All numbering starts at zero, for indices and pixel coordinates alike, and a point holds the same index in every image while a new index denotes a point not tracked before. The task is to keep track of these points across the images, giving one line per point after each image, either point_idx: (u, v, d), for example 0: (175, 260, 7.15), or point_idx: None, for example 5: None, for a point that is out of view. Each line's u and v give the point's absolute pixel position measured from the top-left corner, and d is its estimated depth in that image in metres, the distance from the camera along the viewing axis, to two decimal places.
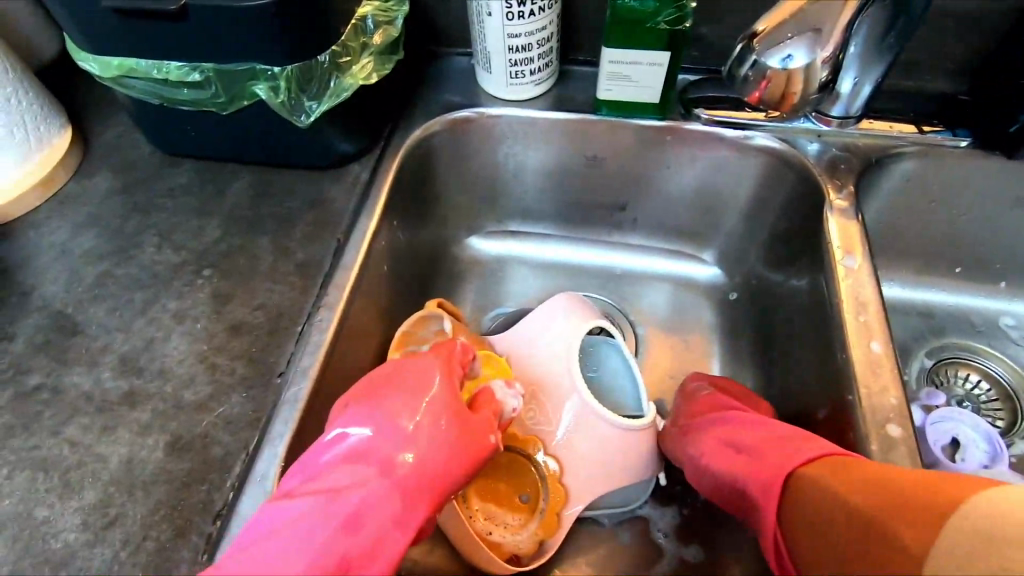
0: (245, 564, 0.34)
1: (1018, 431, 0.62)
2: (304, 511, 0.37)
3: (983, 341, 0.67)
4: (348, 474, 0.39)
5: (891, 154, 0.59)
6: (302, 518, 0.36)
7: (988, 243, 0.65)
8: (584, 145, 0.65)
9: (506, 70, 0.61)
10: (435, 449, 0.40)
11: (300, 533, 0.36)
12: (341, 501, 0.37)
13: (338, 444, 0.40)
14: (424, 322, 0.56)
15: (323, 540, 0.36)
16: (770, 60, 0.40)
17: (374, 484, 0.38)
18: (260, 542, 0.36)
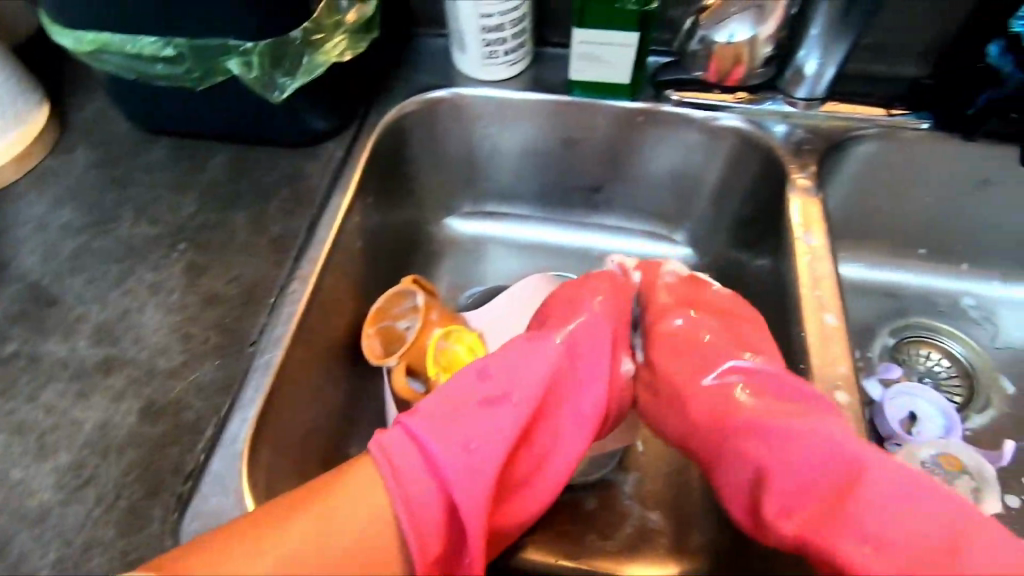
0: (422, 442, 0.42)
1: (974, 406, 0.64)
2: (460, 409, 0.44)
3: (946, 321, 0.69)
4: (511, 369, 0.47)
5: (854, 136, 0.61)
6: (457, 416, 0.44)
7: (950, 225, 0.66)
8: (560, 126, 0.66)
9: (480, 50, 0.62)
10: (597, 352, 0.51)
11: (459, 424, 0.44)
12: (485, 387, 0.46)
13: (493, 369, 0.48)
14: (398, 297, 0.57)
15: (478, 431, 0.44)
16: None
17: (513, 399, 0.46)
18: (440, 428, 0.43)
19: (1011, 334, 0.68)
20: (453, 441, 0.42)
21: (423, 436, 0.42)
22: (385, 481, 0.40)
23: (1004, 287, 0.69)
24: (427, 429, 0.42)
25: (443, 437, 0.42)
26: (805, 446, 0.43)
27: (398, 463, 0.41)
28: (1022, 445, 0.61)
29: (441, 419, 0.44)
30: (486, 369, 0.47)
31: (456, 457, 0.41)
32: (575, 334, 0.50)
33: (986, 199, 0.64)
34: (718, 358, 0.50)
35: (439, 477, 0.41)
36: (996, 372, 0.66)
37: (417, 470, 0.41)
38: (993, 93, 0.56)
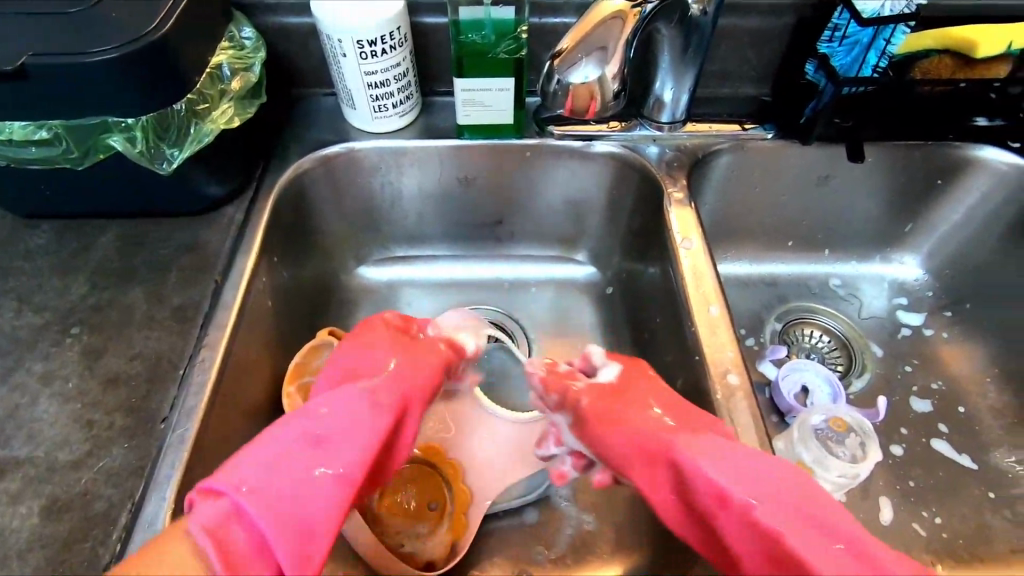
0: (254, 497, 0.34)
1: (853, 371, 0.73)
2: (282, 446, 0.37)
3: (820, 302, 0.78)
4: (341, 421, 0.40)
5: (713, 150, 0.69)
6: (278, 455, 0.37)
7: (808, 218, 0.76)
8: (456, 167, 0.70)
9: (369, 104, 0.64)
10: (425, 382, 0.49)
11: (275, 463, 0.36)
12: (320, 427, 0.39)
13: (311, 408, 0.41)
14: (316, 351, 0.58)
15: (312, 472, 0.37)
16: (572, 80, 0.52)
17: (337, 438, 0.39)
18: (260, 485, 0.35)
19: (873, 305, 0.78)
20: (271, 493, 0.34)
21: (253, 503, 0.34)
22: (208, 559, 0.31)
23: (860, 265, 0.80)
24: (247, 489, 0.34)
25: (269, 500, 0.34)
26: (773, 509, 0.36)
27: (216, 559, 0.31)
28: (894, 399, 0.70)
29: (265, 459, 0.36)
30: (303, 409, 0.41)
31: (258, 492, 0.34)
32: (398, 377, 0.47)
33: (830, 190, 0.74)
34: (644, 416, 0.47)
35: (268, 541, 0.33)
36: (866, 340, 0.75)
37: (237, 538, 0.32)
38: (814, 106, 0.66)
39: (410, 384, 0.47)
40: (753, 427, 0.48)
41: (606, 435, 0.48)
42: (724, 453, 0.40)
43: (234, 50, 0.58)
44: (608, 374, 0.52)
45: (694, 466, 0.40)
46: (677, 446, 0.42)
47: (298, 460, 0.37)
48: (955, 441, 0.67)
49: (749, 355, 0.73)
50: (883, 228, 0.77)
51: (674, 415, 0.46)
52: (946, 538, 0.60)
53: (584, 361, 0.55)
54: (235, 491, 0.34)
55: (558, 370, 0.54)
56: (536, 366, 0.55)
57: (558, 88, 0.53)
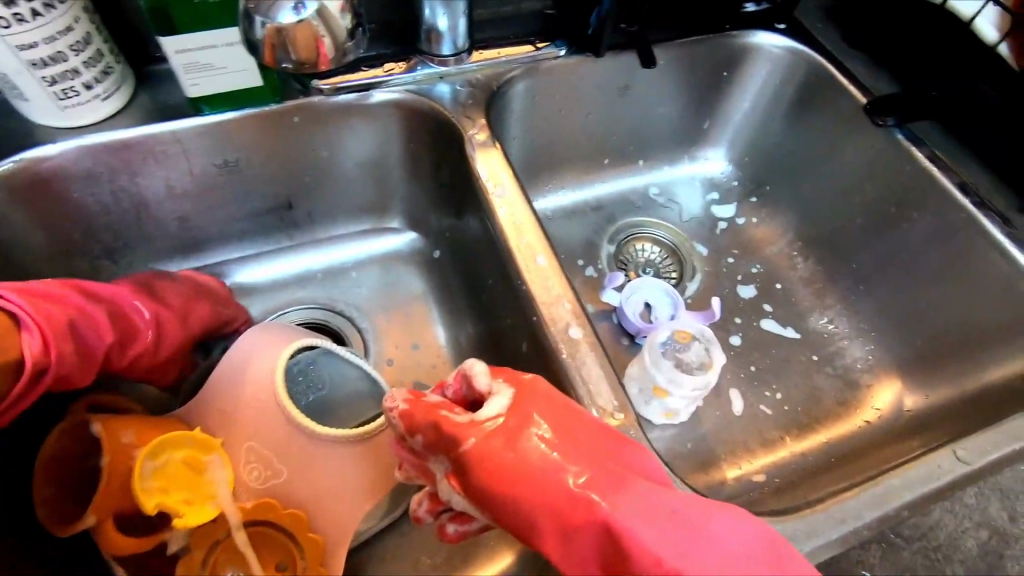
0: (60, 311, 0.41)
1: (686, 275, 0.75)
2: (71, 296, 0.43)
3: (643, 214, 0.78)
4: (101, 318, 0.44)
5: (506, 80, 0.62)
6: (68, 297, 0.43)
7: (617, 132, 0.74)
8: (210, 153, 0.55)
9: (47, 92, 0.47)
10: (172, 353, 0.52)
11: (72, 300, 0.43)
12: (91, 305, 0.44)
13: (78, 304, 0.43)
14: (77, 430, 0.44)
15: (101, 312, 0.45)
16: (282, 18, 0.37)
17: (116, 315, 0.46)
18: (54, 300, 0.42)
19: (689, 206, 0.80)
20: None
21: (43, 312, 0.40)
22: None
23: (674, 168, 0.80)
24: (46, 303, 0.41)
25: (64, 325, 0.41)
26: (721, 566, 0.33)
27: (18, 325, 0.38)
28: (723, 293, 0.73)
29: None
30: (40, 318, 0.39)
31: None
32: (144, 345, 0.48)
33: (631, 100, 0.71)
34: (543, 459, 0.37)
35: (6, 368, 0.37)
36: (692, 242, 0.77)
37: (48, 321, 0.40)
38: (599, 13, 0.61)
39: (142, 351, 0.48)
40: (606, 379, 0.44)
41: (520, 499, 0.36)
42: (661, 511, 0.34)
43: None
44: (490, 405, 0.40)
45: (633, 538, 0.33)
46: (603, 505, 0.35)
47: (74, 320, 0.42)
48: (779, 317, 0.72)
49: (590, 285, 0.72)
50: (684, 129, 0.78)
51: (581, 457, 0.37)
52: (787, 410, 0.65)
53: (462, 381, 0.43)
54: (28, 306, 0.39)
55: (426, 405, 0.41)
56: (396, 401, 0.42)
57: (265, 26, 0.38)
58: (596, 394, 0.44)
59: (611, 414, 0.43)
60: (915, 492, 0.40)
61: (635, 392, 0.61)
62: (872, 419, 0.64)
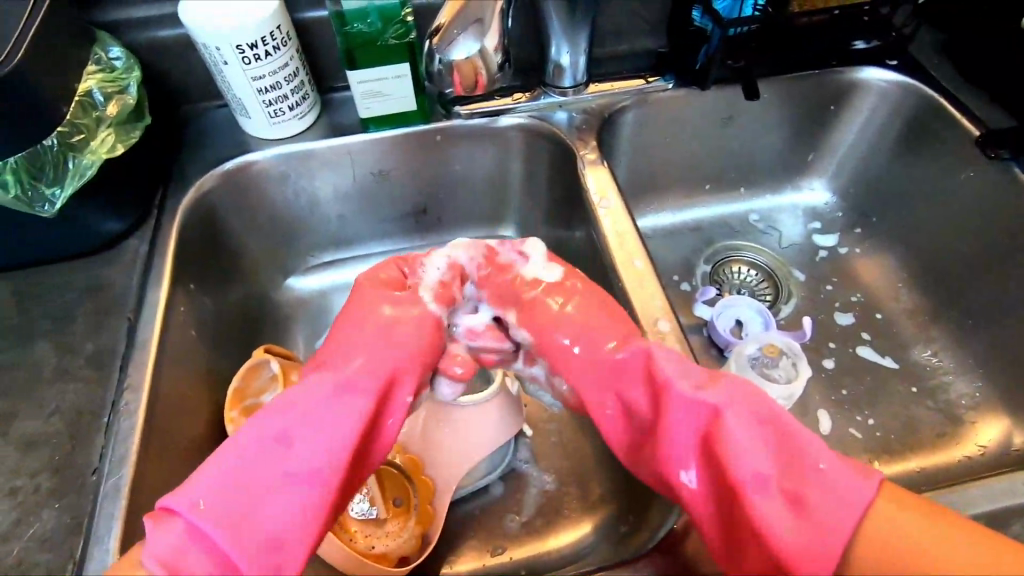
0: (281, 450, 0.41)
1: (781, 298, 0.77)
2: (259, 426, 0.42)
3: (742, 238, 0.82)
4: (307, 419, 0.42)
5: (618, 108, 0.70)
6: (256, 425, 0.42)
7: (720, 158, 0.79)
8: (369, 163, 0.68)
9: (264, 111, 0.62)
10: (408, 346, 0.49)
11: (265, 425, 0.42)
12: (296, 450, 0.41)
13: (268, 423, 0.42)
14: (255, 370, 0.57)
15: (294, 425, 0.42)
16: (454, 54, 0.43)
17: (316, 397, 0.44)
18: (252, 449, 0.41)
19: (790, 233, 0.82)
20: (216, 506, 0.38)
21: (235, 459, 0.40)
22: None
23: (776, 198, 0.83)
24: (249, 445, 0.41)
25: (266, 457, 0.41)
26: (756, 434, 0.40)
27: (254, 487, 0.39)
28: (819, 318, 0.75)
29: (219, 503, 0.38)
30: (264, 476, 0.40)
31: (240, 515, 0.38)
32: (358, 352, 0.48)
33: (736, 130, 0.76)
34: (562, 315, 0.52)
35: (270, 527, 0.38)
36: (790, 267, 0.80)
37: (254, 464, 0.40)
38: (705, 51, 0.67)
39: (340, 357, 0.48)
40: None
41: (555, 334, 0.51)
42: (741, 405, 0.41)
43: (104, 73, 0.54)
44: (557, 301, 0.53)
45: (673, 389, 0.44)
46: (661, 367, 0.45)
47: (264, 447, 0.41)
48: (878, 346, 0.72)
49: (684, 299, 0.76)
50: (788, 159, 0.81)
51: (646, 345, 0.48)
52: (879, 436, 0.65)
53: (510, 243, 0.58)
54: (189, 509, 0.37)
55: (504, 259, 0.56)
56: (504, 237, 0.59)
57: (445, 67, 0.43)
58: None
59: None
60: (989, 505, 0.44)
61: None
62: (971, 454, 0.63)
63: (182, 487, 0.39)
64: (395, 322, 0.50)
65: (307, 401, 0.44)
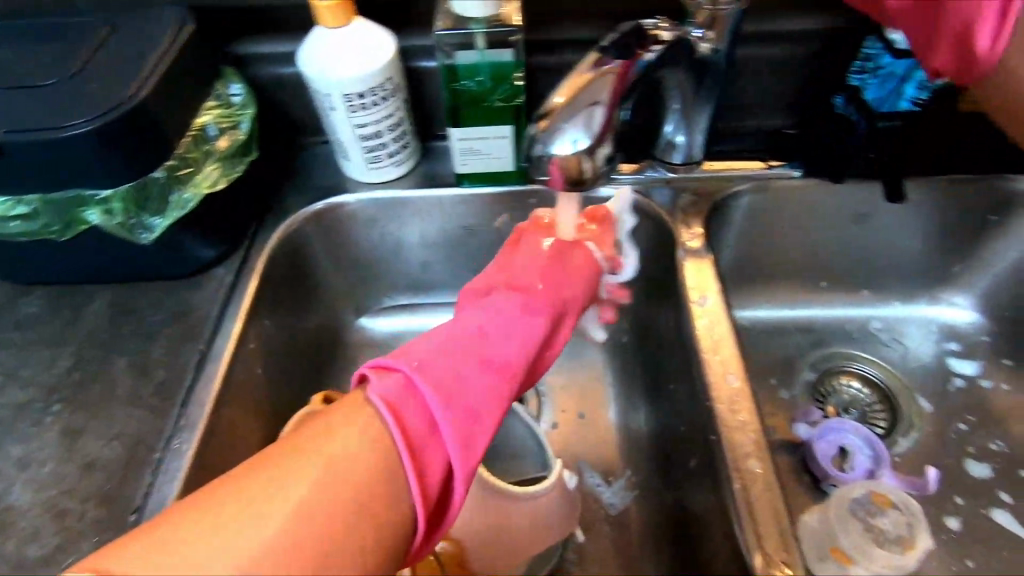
0: (483, 345, 0.41)
1: (898, 429, 0.66)
2: (459, 323, 0.42)
3: (859, 348, 0.72)
4: (502, 321, 0.43)
5: (731, 193, 0.63)
6: (457, 323, 0.42)
7: (845, 255, 0.70)
8: (458, 215, 0.66)
9: (362, 156, 0.62)
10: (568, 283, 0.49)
11: (463, 322, 0.42)
12: (490, 344, 0.41)
13: (469, 326, 0.42)
14: None
15: (493, 328, 0.42)
16: (555, 147, 0.35)
17: (507, 308, 0.44)
18: (455, 340, 0.40)
19: (919, 352, 0.71)
20: (433, 368, 0.37)
21: (438, 340, 0.40)
22: (393, 433, 0.34)
23: (905, 307, 0.73)
24: (447, 333, 0.41)
25: (468, 346, 0.40)
26: None
27: (463, 368, 0.38)
28: (946, 462, 0.63)
29: (433, 365, 0.37)
30: (471, 358, 0.39)
31: (452, 387, 0.37)
32: (536, 282, 0.47)
33: (869, 228, 0.67)
34: None
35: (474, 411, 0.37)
36: (914, 392, 0.68)
37: (461, 349, 0.40)
38: (849, 139, 0.60)
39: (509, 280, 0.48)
40: (776, 522, 0.41)
41: None
42: None
43: (221, 109, 0.56)
44: None
45: None
46: None
47: (462, 337, 0.41)
48: (1019, 513, 0.60)
49: (780, 408, 0.67)
50: (928, 267, 0.70)
51: None
52: None
53: None
54: (408, 365, 0.37)
55: None
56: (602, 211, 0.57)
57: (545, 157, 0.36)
58: (765, 535, 0.41)
59: (778, 565, 0.40)
60: None
61: (809, 550, 0.54)
62: None
63: (394, 356, 0.38)
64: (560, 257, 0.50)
65: (500, 311, 0.44)
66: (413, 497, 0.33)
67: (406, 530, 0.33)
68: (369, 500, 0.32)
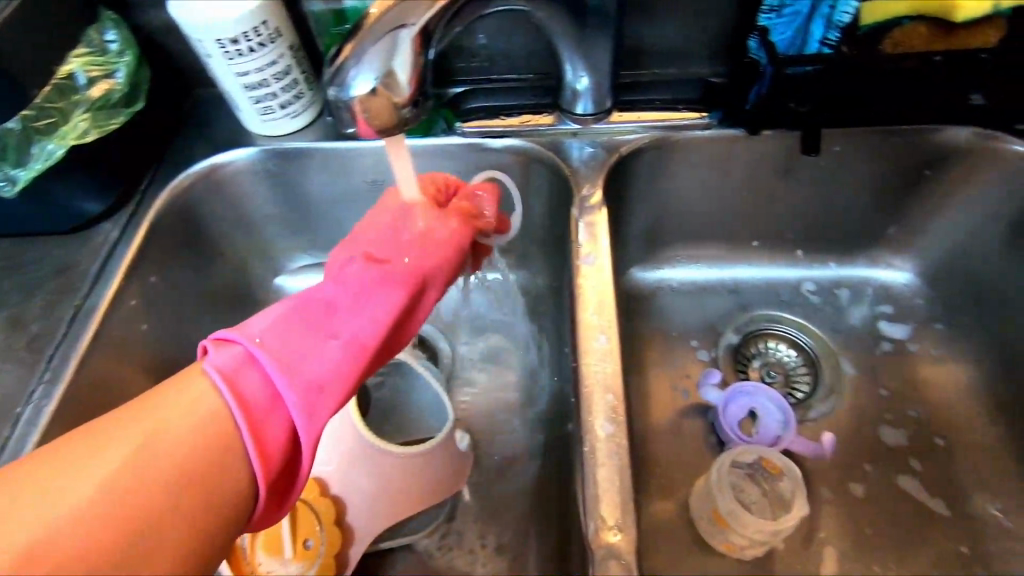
0: (337, 318, 0.39)
1: (818, 393, 0.63)
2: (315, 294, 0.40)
3: (787, 311, 0.68)
4: (359, 296, 0.41)
5: (641, 146, 0.60)
6: (313, 295, 0.40)
7: (778, 212, 0.66)
8: (363, 170, 0.63)
9: (253, 107, 0.59)
10: (432, 252, 0.44)
11: (318, 296, 0.40)
12: (345, 320, 0.39)
13: (325, 298, 0.39)
14: None
15: (348, 301, 0.40)
16: (353, 86, 0.33)
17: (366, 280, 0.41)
18: (309, 312, 0.38)
19: (852, 315, 0.67)
20: (279, 343, 0.35)
21: (290, 313, 0.38)
22: (228, 405, 0.32)
23: (841, 268, 0.69)
24: (300, 306, 0.38)
25: (319, 321, 0.38)
26: None
27: (311, 343, 0.37)
28: (862, 428, 0.61)
29: (278, 338, 0.36)
30: (322, 334, 0.38)
31: (296, 365, 0.35)
32: (402, 249, 0.44)
33: (797, 184, 0.63)
34: None
35: (320, 386, 0.35)
36: (839, 357, 0.65)
37: (311, 322, 0.38)
38: (756, 89, 0.55)
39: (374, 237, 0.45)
40: (617, 489, 0.40)
41: None
42: None
43: (91, 56, 0.53)
44: None
45: None
46: None
47: (318, 310, 0.38)
48: (926, 481, 0.58)
49: (696, 371, 0.65)
50: (865, 226, 0.66)
51: None
52: None
53: None
54: (251, 340, 0.35)
55: None
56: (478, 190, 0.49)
57: (341, 101, 0.33)
58: (603, 501, 0.40)
59: (610, 528, 0.39)
60: None
61: (698, 511, 0.55)
62: None
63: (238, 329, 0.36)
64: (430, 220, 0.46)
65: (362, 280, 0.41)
66: (251, 466, 0.32)
67: (243, 499, 0.31)
68: (175, 503, 0.29)
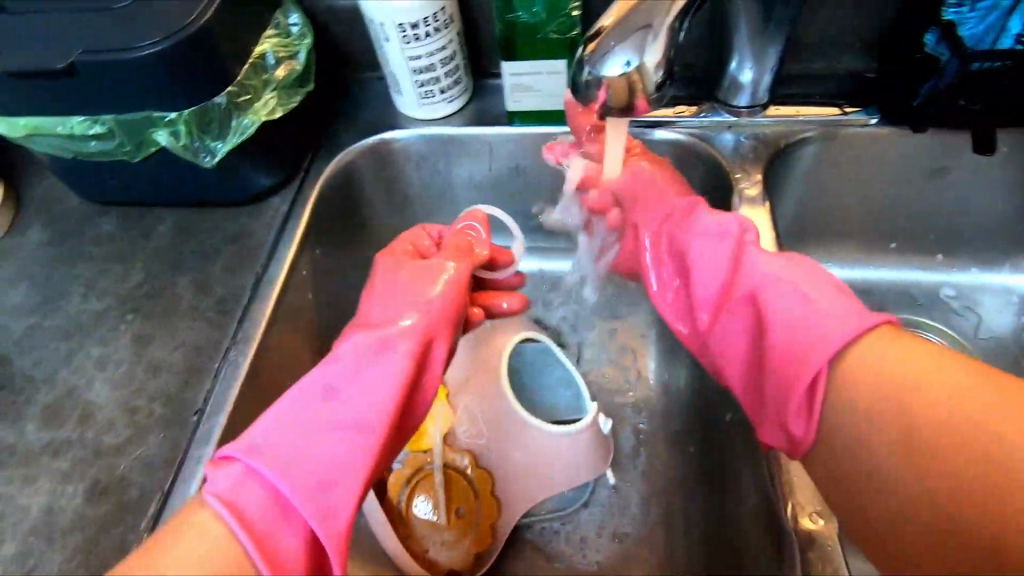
0: (336, 411, 0.40)
1: None
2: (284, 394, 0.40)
3: (925, 314, 0.66)
4: (361, 379, 0.41)
5: (798, 139, 0.60)
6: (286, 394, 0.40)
7: (926, 212, 0.64)
8: (508, 155, 0.65)
9: (415, 91, 0.61)
10: (444, 311, 0.45)
11: (295, 396, 0.40)
12: (338, 405, 0.40)
13: (319, 390, 0.40)
14: None
15: (353, 388, 0.41)
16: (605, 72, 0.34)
17: (352, 358, 0.42)
18: (292, 416, 0.39)
19: (996, 322, 0.65)
20: (266, 452, 0.37)
21: (271, 420, 0.39)
22: (231, 529, 0.34)
23: (983, 274, 0.67)
24: (281, 409, 0.39)
25: (303, 420, 0.39)
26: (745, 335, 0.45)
27: (299, 445, 0.38)
28: None
29: (280, 447, 0.37)
30: (310, 429, 0.39)
31: (285, 469, 0.37)
32: (416, 310, 0.44)
33: (951, 185, 0.62)
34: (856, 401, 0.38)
35: (328, 483, 0.37)
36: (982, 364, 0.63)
37: (296, 425, 0.39)
38: (931, 85, 0.55)
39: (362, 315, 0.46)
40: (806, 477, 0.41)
41: None
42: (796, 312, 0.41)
43: (279, 38, 0.56)
44: None
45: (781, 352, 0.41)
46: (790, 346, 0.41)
47: (301, 406, 0.40)
48: None
49: None
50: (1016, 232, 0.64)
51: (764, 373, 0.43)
52: None
53: None
54: (244, 454, 0.37)
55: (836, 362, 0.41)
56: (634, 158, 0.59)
57: (593, 81, 0.35)
58: None
59: None
60: None
61: None
62: None
63: (246, 438, 0.38)
64: (417, 276, 0.47)
65: (354, 361, 0.42)
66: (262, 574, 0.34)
67: None
68: None
